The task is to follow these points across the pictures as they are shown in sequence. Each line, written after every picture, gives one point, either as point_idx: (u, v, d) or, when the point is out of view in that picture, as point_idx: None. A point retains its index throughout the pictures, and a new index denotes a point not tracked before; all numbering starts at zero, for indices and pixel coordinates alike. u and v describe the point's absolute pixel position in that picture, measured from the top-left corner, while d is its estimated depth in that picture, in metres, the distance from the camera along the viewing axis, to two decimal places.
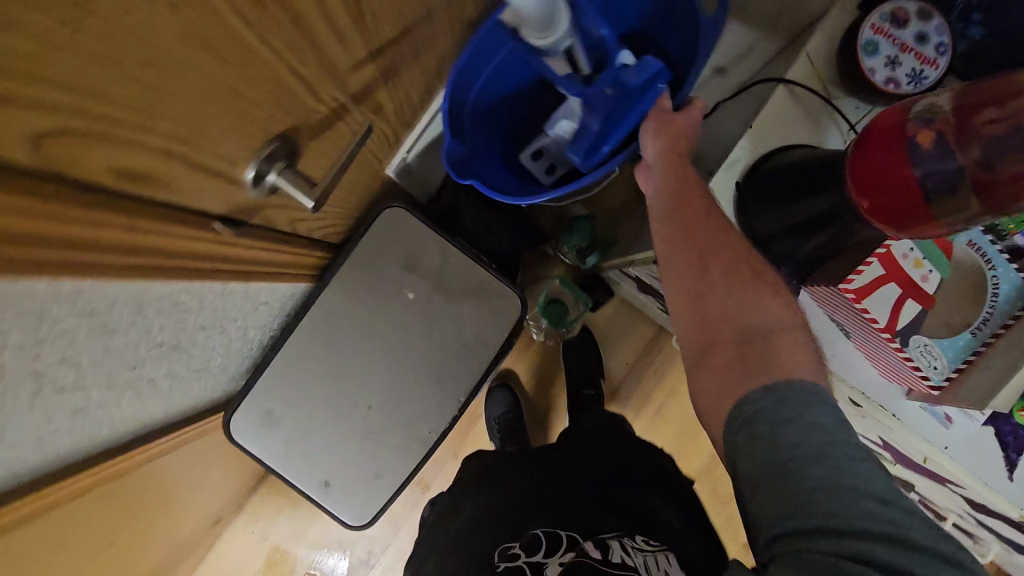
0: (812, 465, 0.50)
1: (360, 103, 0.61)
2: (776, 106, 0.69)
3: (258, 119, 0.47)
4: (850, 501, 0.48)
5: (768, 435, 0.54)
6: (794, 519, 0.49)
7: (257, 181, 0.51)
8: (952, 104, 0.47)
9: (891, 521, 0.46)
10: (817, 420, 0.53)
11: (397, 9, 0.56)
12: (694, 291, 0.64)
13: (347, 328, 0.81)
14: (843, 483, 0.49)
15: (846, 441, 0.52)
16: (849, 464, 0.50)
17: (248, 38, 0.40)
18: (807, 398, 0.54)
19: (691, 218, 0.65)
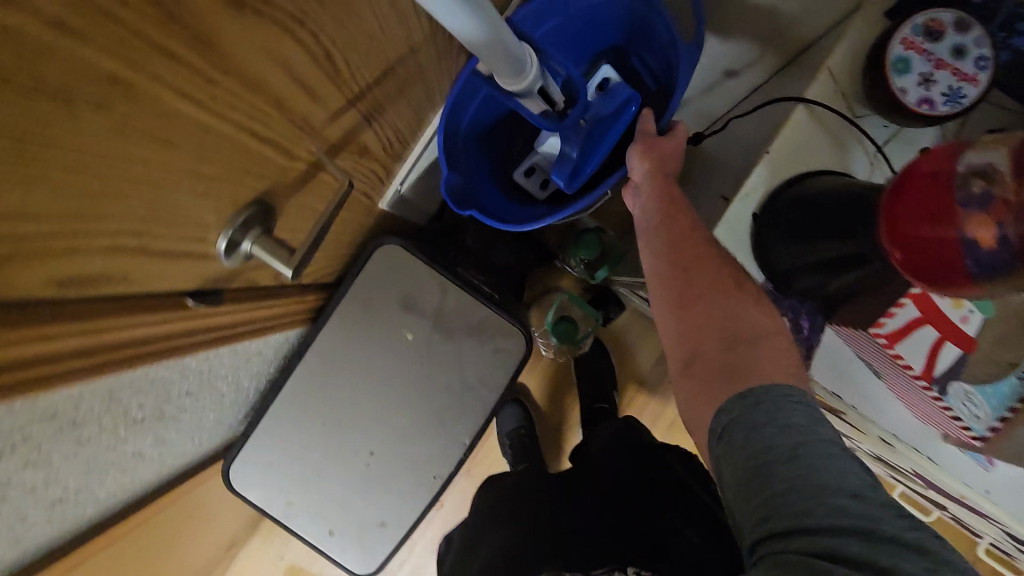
0: (789, 465, 0.43)
1: (343, 150, 0.57)
2: (795, 129, 0.63)
3: (226, 191, 0.43)
4: (824, 497, 0.41)
5: (742, 439, 0.47)
6: (769, 522, 0.42)
7: (231, 251, 0.47)
8: (1008, 160, 0.42)
9: (872, 520, 0.40)
10: (792, 418, 0.46)
11: (376, 51, 0.51)
12: (675, 299, 0.58)
13: (345, 372, 0.78)
14: (817, 478, 0.42)
15: (822, 436, 0.45)
16: (828, 462, 0.43)
17: (203, 117, 0.36)
18: (784, 397, 0.47)
19: (677, 228, 0.61)
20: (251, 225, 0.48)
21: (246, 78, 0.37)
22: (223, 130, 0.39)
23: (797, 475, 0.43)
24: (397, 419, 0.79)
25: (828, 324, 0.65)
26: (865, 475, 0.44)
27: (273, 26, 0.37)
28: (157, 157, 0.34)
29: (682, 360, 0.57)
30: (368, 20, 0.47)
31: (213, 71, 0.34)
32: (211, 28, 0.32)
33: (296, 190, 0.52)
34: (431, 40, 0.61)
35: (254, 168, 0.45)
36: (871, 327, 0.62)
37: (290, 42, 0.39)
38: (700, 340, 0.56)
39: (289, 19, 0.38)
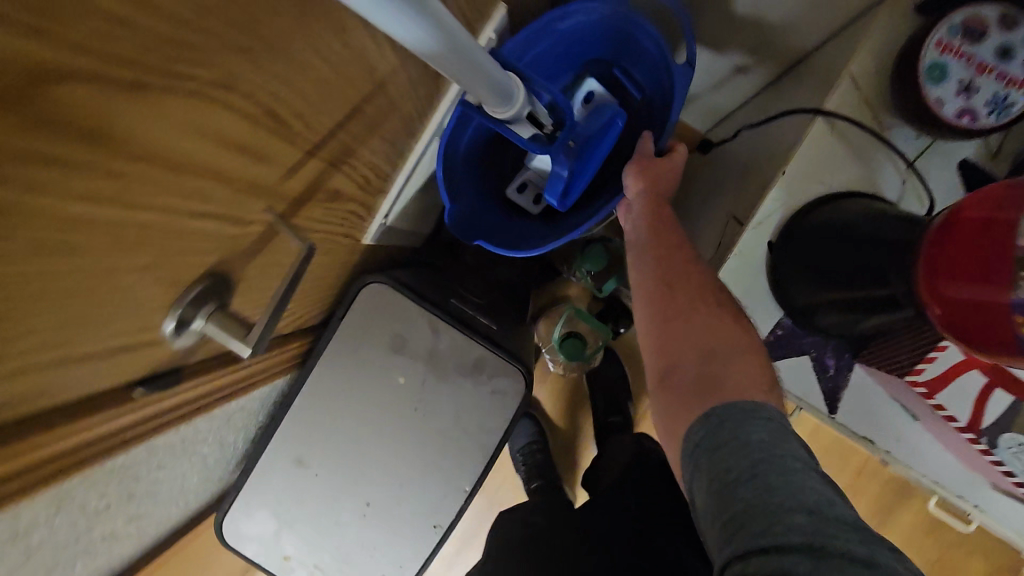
0: (750, 484, 0.41)
1: (310, 200, 0.52)
2: (816, 146, 0.56)
3: (166, 275, 0.38)
4: (778, 517, 0.39)
5: (707, 461, 0.45)
6: (733, 543, 0.40)
7: (181, 333, 0.43)
8: None
9: (827, 538, 0.37)
10: (751, 435, 0.44)
11: (333, 94, 0.46)
12: (657, 314, 0.58)
13: (336, 419, 0.74)
14: (773, 498, 0.40)
15: (782, 451, 0.43)
16: (790, 480, 0.41)
17: (116, 211, 0.31)
18: (743, 413, 0.46)
19: (663, 246, 0.61)
20: (204, 302, 0.43)
21: (166, 159, 0.32)
22: (148, 217, 0.34)
23: (755, 497, 0.41)
24: (394, 466, 0.74)
25: (856, 364, 0.58)
26: (831, 492, 0.41)
27: (190, 98, 0.31)
28: (66, 265, 0.30)
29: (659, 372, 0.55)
30: (319, 65, 0.41)
31: (118, 163, 0.29)
32: (103, 119, 0.26)
33: (255, 252, 0.47)
34: (402, 69, 0.55)
35: (199, 243, 0.40)
36: (910, 374, 0.56)
37: (217, 109, 0.34)
38: (678, 353, 0.54)
39: (211, 86, 0.32)
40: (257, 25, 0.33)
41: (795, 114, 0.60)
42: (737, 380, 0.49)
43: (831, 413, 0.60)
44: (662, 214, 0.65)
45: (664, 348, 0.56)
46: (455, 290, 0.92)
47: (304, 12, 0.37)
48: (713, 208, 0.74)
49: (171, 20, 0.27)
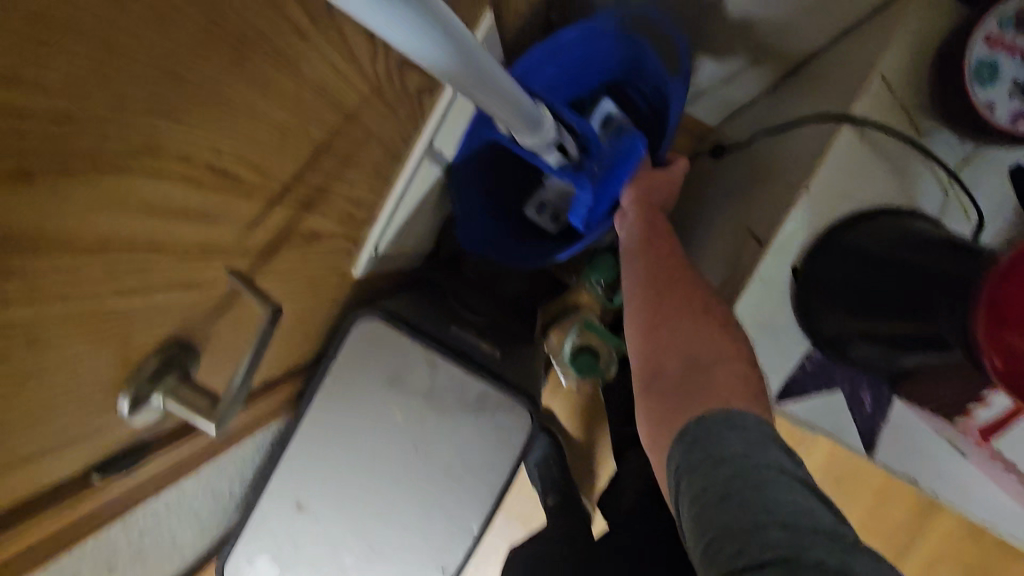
0: (722, 500, 0.41)
1: (282, 247, 0.48)
2: (842, 157, 0.50)
3: (108, 356, 0.35)
4: (754, 535, 0.38)
5: (685, 478, 0.44)
6: (713, 564, 0.39)
7: (137, 412, 0.39)
8: None
9: (803, 551, 0.36)
10: (726, 450, 0.43)
11: (296, 135, 0.41)
12: (646, 320, 0.55)
13: (332, 462, 0.70)
14: (748, 515, 0.39)
15: (756, 462, 0.42)
16: (764, 491, 0.40)
17: (27, 309, 0.27)
18: (718, 424, 0.45)
19: (655, 251, 0.59)
20: (163, 375, 0.39)
21: (83, 242, 0.28)
22: (72, 304, 0.30)
23: (731, 517, 0.40)
24: (396, 508, 0.71)
25: (893, 397, 0.53)
26: (810, 501, 0.40)
27: (106, 172, 0.27)
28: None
29: (645, 378, 0.53)
30: (273, 109, 0.37)
31: (17, 259, 0.25)
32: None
33: (221, 312, 0.43)
34: (378, 96, 0.50)
35: (147, 317, 0.36)
36: (964, 417, 0.51)
37: (144, 178, 0.29)
38: (664, 359, 0.52)
39: (133, 154, 0.28)
40: (185, 81, 0.29)
41: (817, 121, 0.53)
42: (726, 384, 0.47)
43: (868, 452, 0.54)
44: (654, 219, 0.62)
45: (651, 355, 0.53)
46: (456, 313, 0.87)
47: (245, 56, 0.32)
48: (727, 222, 0.68)
49: (62, 92, 0.23)
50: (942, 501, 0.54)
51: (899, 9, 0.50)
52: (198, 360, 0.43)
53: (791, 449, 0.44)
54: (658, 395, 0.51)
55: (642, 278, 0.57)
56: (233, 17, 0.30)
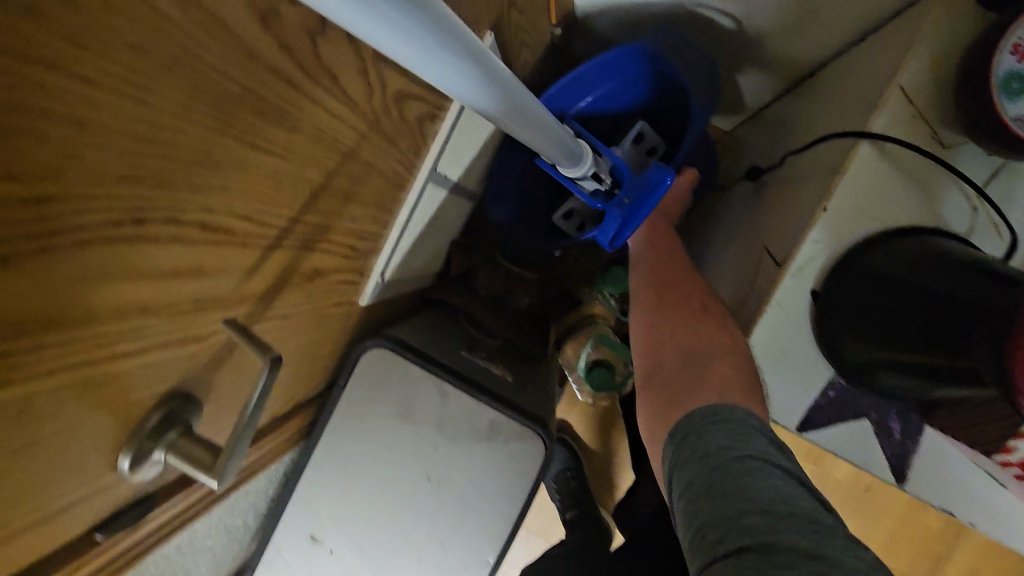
0: (706, 491, 0.40)
1: (283, 289, 0.47)
2: (863, 175, 0.48)
3: (105, 419, 0.34)
4: (734, 522, 0.37)
5: (677, 476, 0.44)
6: (696, 556, 0.38)
7: (136, 469, 0.38)
8: None
9: (779, 534, 0.35)
10: (712, 445, 0.42)
11: (292, 180, 0.41)
12: (648, 321, 0.59)
13: (344, 494, 0.69)
14: (727, 502, 0.38)
15: (740, 454, 0.41)
16: (745, 477, 0.39)
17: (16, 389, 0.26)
18: (705, 420, 0.45)
19: (657, 263, 0.66)
20: (165, 430, 0.39)
21: (69, 316, 0.27)
22: (59, 378, 0.29)
23: (713, 507, 0.38)
24: (410, 539, 0.70)
25: (925, 426, 0.50)
26: (797, 490, 0.38)
27: (88, 246, 0.26)
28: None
29: (647, 373, 0.56)
30: (265, 159, 0.36)
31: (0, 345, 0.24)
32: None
33: (221, 361, 0.43)
34: (377, 130, 0.50)
35: (143, 375, 0.35)
36: (1000, 452, 0.47)
37: (129, 245, 0.29)
38: (663, 354, 0.55)
39: (117, 224, 0.27)
40: (169, 145, 0.28)
41: (834, 136, 0.51)
42: (716, 367, 0.50)
43: (899, 483, 0.51)
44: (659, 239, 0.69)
45: (652, 352, 0.57)
46: (467, 334, 0.86)
47: (232, 111, 0.31)
48: (741, 239, 0.65)
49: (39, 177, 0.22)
50: (981, 532, 0.51)
51: (917, 18, 0.48)
52: (200, 411, 0.42)
53: (785, 447, 0.43)
54: (656, 385, 0.53)
55: (646, 288, 0.63)
56: (218, 77, 0.29)
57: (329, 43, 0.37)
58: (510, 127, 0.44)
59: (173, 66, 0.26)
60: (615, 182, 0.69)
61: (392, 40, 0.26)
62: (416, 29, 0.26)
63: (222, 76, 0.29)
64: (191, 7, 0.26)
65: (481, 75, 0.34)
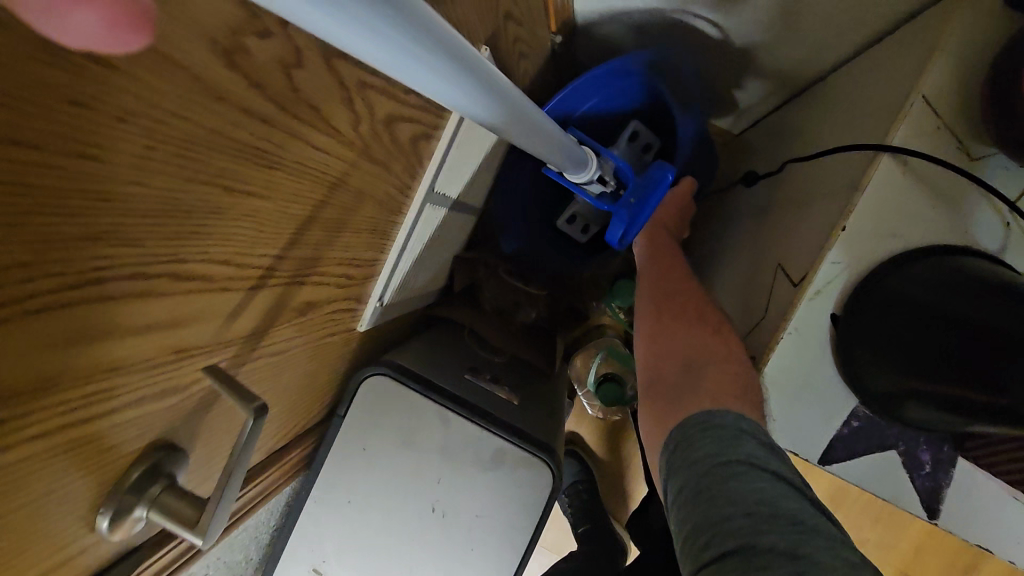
0: (694, 497, 0.39)
1: (272, 327, 0.45)
2: (885, 190, 0.44)
3: (80, 481, 0.32)
4: (720, 526, 0.36)
5: (669, 481, 0.43)
6: (687, 561, 0.38)
7: (117, 527, 0.36)
8: None
9: (761, 536, 0.34)
10: (703, 453, 0.41)
11: (274, 217, 0.38)
12: (647, 333, 0.57)
13: (347, 525, 0.67)
14: (714, 507, 0.38)
15: (727, 455, 0.40)
16: (731, 480, 0.38)
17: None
18: (698, 427, 0.43)
19: (658, 273, 0.64)
20: (148, 484, 0.37)
21: (27, 386, 0.25)
22: (22, 448, 0.27)
23: (701, 513, 0.38)
24: (416, 570, 0.67)
25: (958, 458, 0.47)
26: (784, 489, 0.37)
27: (44, 314, 0.24)
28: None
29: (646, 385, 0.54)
30: (243, 200, 0.34)
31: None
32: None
33: (207, 406, 0.41)
34: (367, 157, 0.47)
35: (120, 433, 0.33)
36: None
37: (93, 306, 0.27)
38: (663, 367, 0.53)
39: (77, 287, 0.25)
40: (129, 200, 0.26)
41: (850, 149, 0.48)
42: (713, 376, 0.47)
43: (931, 518, 0.48)
44: (662, 248, 0.67)
45: (651, 363, 0.55)
46: (470, 353, 0.84)
47: (199, 155, 0.29)
48: (753, 255, 0.62)
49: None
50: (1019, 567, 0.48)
51: (936, 22, 0.45)
52: (186, 459, 0.40)
53: (775, 446, 0.41)
54: (654, 397, 0.51)
55: (647, 300, 0.61)
56: (181, 123, 0.27)
57: (307, 74, 0.35)
58: (510, 133, 0.41)
59: (127, 117, 0.24)
60: (619, 184, 0.70)
61: (383, 55, 0.22)
62: (411, 47, 0.23)
63: (186, 120, 0.27)
64: (143, 51, 0.23)
65: (480, 87, 0.31)
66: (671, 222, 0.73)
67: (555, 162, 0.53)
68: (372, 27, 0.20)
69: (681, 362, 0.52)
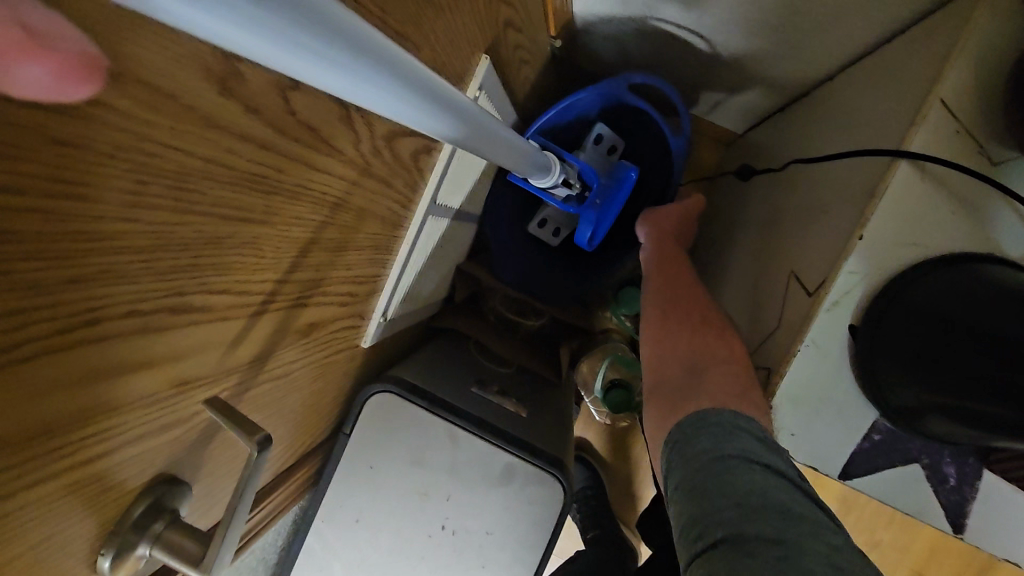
0: (687, 492, 0.38)
1: (275, 351, 0.44)
2: (902, 197, 0.43)
3: (83, 523, 0.31)
4: (711, 516, 0.36)
5: (665, 478, 0.42)
6: (681, 555, 0.37)
7: (120, 567, 0.35)
8: None
9: (753, 526, 0.33)
10: (699, 450, 0.41)
11: (274, 243, 0.37)
12: (651, 332, 0.56)
13: (357, 545, 0.65)
14: (707, 499, 0.37)
15: (721, 450, 0.39)
16: (724, 471, 0.37)
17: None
18: (694, 424, 0.43)
19: (663, 274, 0.62)
20: (152, 521, 0.35)
21: (17, 436, 0.24)
22: (15, 501, 0.25)
23: (692, 508, 0.37)
24: None
25: (986, 471, 0.45)
26: (777, 481, 0.37)
27: (36, 360, 0.23)
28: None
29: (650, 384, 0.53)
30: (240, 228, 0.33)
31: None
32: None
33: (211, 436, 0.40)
34: (367, 175, 0.46)
35: (120, 472, 0.32)
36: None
37: (79, 350, 0.25)
38: (667, 366, 0.52)
39: (65, 330, 0.24)
40: (120, 237, 0.24)
41: (863, 155, 0.47)
42: (719, 377, 0.47)
43: (957, 533, 0.47)
44: (666, 253, 0.66)
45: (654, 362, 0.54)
46: (476, 364, 0.83)
47: (199, 186, 0.28)
48: (764, 262, 0.61)
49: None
50: None
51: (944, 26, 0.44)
52: (190, 493, 0.39)
53: (772, 443, 0.40)
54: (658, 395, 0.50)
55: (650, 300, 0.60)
56: (172, 154, 0.26)
57: (305, 95, 0.34)
58: (480, 147, 0.40)
59: (116, 152, 0.23)
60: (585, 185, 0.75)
61: (347, 82, 0.21)
62: (371, 71, 0.21)
63: (182, 153, 0.26)
64: (134, 84, 0.22)
65: (447, 109, 0.30)
66: (676, 231, 0.72)
67: (519, 170, 0.51)
68: (332, 61, 0.19)
69: (686, 363, 0.51)
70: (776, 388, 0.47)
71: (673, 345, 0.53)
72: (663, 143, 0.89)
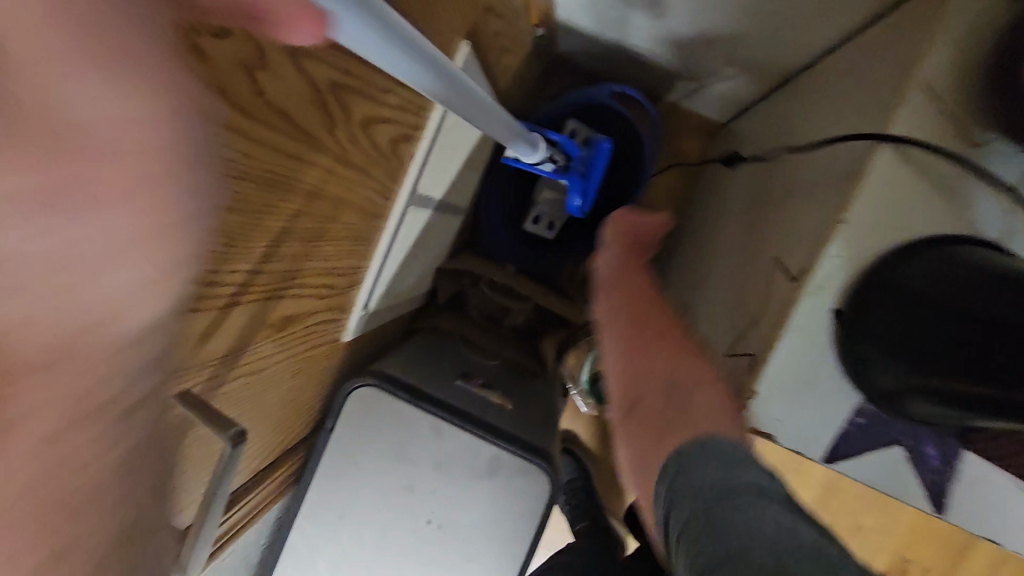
0: (708, 531, 0.39)
1: (249, 344, 0.43)
2: (882, 180, 0.43)
3: None
4: (740, 556, 0.36)
5: (675, 515, 0.43)
6: None
7: None
8: None
9: (787, 567, 0.34)
10: (705, 478, 0.43)
11: (244, 231, 0.36)
12: (623, 354, 0.56)
13: (341, 542, 0.64)
14: (732, 538, 0.37)
15: (734, 482, 0.41)
16: (744, 510, 0.39)
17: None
18: (695, 453, 0.45)
19: (632, 296, 0.58)
20: None
21: None
22: None
23: (711, 547, 0.38)
24: None
25: (968, 451, 0.45)
26: (793, 518, 0.38)
27: None
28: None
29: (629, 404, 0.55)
30: None
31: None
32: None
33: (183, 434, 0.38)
34: (343, 162, 0.45)
35: None
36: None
37: None
38: (644, 386, 0.54)
39: None
40: None
41: (847, 139, 0.47)
42: (700, 401, 0.48)
43: (940, 514, 0.47)
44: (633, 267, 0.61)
45: (631, 383, 0.55)
46: (461, 357, 0.82)
47: None
48: (748, 249, 0.61)
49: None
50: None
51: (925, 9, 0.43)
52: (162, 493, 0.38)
53: (769, 471, 0.44)
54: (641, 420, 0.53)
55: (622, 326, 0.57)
56: None
57: (272, 76, 0.33)
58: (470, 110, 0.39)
59: None
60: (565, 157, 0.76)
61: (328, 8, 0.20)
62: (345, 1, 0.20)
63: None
64: None
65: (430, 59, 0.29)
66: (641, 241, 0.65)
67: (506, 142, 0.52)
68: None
69: (658, 389, 0.52)
70: (760, 374, 0.46)
71: (648, 368, 0.54)
72: (634, 129, 0.91)
